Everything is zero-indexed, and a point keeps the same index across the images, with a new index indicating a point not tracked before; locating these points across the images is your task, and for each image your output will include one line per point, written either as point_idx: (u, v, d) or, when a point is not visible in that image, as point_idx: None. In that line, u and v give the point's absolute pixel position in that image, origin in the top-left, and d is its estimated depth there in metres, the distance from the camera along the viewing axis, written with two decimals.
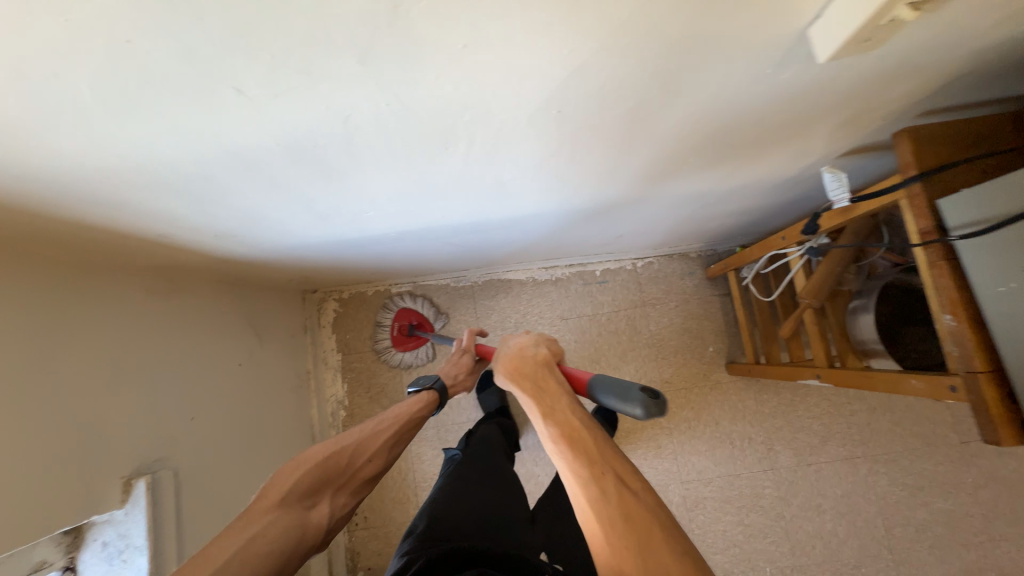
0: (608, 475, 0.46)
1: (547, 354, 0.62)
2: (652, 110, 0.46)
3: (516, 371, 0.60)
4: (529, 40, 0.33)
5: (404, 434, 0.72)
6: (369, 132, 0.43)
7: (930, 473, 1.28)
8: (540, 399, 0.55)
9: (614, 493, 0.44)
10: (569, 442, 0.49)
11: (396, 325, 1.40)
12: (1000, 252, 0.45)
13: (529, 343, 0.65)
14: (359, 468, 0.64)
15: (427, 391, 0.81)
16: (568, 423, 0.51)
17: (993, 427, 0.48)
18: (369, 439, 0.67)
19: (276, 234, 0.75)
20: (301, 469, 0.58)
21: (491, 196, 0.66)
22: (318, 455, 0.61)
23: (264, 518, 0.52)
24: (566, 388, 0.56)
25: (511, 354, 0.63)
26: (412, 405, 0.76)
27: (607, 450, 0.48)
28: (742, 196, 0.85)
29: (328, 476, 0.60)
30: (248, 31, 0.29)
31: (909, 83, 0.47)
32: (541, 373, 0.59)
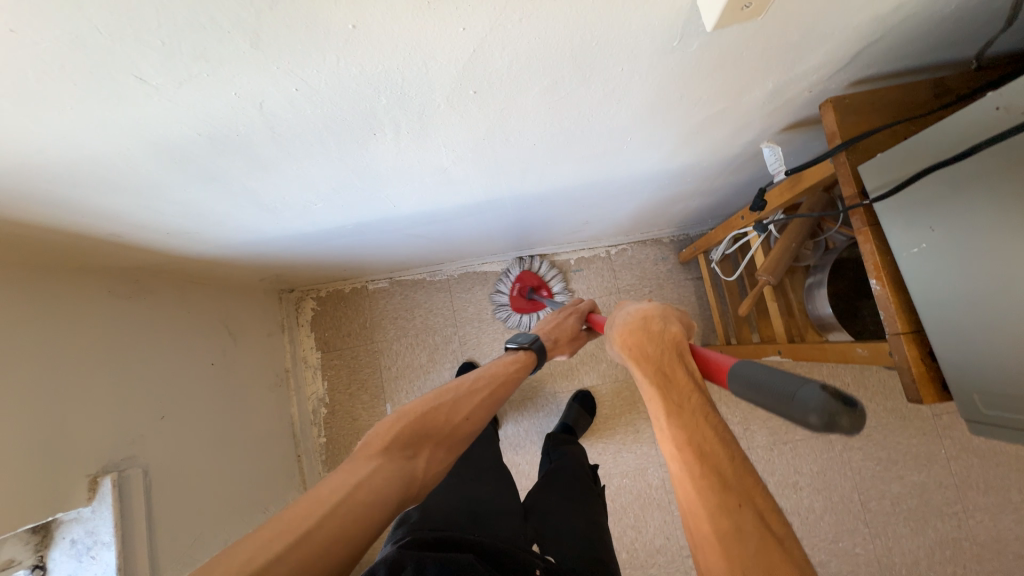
0: (745, 508, 0.40)
1: (678, 333, 0.51)
2: (573, 87, 0.47)
3: (640, 353, 0.49)
4: (420, 17, 0.34)
5: (500, 394, 0.71)
6: (288, 118, 0.44)
7: (904, 447, 1.29)
8: (664, 393, 0.45)
9: (752, 532, 0.38)
10: (701, 460, 0.41)
11: (516, 286, 1.36)
12: (911, 215, 0.47)
13: (657, 316, 0.53)
14: (455, 427, 0.64)
15: (524, 350, 0.79)
16: (703, 435, 0.42)
17: (915, 385, 0.50)
18: (465, 398, 0.66)
19: (230, 230, 0.75)
20: (403, 422, 0.59)
21: (440, 183, 0.67)
22: (416, 411, 0.62)
23: (369, 464, 0.54)
24: (699, 383, 0.46)
25: (636, 329, 0.52)
26: (504, 364, 0.74)
27: (745, 471, 0.42)
28: (696, 176, 0.86)
29: (427, 430, 0.61)
30: (134, 17, 0.29)
31: (821, 53, 0.48)
32: (670, 360, 0.48)
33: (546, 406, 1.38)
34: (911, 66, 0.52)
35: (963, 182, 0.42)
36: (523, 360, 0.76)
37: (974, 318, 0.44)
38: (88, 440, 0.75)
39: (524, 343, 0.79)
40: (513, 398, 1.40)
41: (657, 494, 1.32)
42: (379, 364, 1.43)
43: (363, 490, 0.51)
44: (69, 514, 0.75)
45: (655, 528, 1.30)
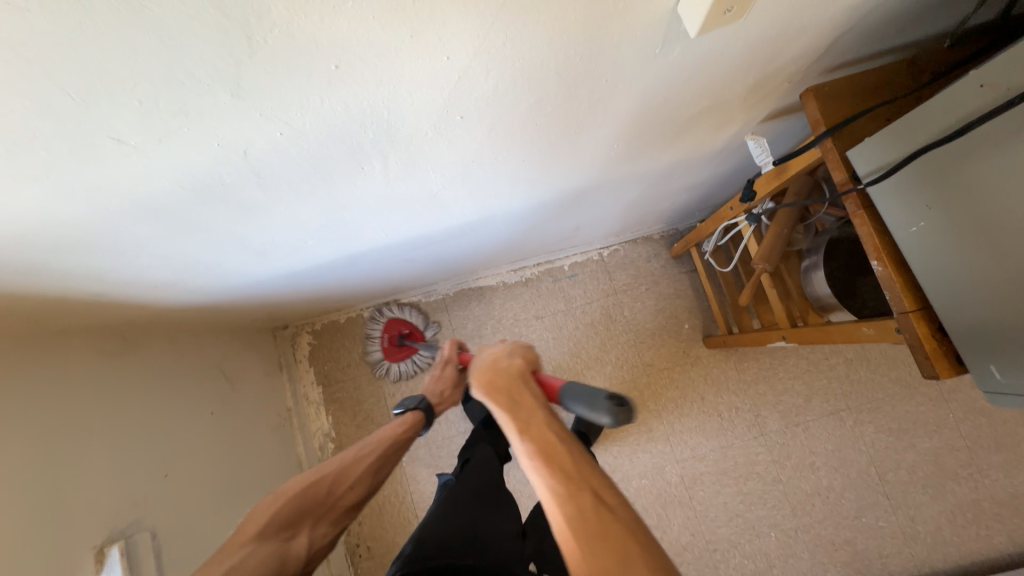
0: (586, 493, 0.40)
1: (520, 366, 0.56)
2: (557, 101, 0.47)
3: (490, 386, 0.54)
4: (401, 52, 0.33)
5: (392, 456, 0.70)
6: (273, 162, 0.42)
7: (913, 415, 1.30)
8: (514, 412, 0.49)
9: (592, 512, 0.38)
10: (548, 459, 0.43)
11: (385, 336, 1.35)
12: (907, 194, 0.47)
13: (505, 356, 0.59)
14: (338, 498, 0.63)
15: (412, 412, 0.75)
16: (545, 437, 0.45)
17: (929, 362, 0.50)
18: (351, 466, 0.65)
19: (221, 277, 0.74)
20: (279, 501, 0.58)
21: (429, 208, 0.66)
22: (294, 488, 0.60)
23: (238, 551, 0.51)
24: (543, 400, 0.50)
25: (486, 369, 0.57)
26: (396, 424, 0.73)
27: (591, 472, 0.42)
28: (682, 172, 0.86)
29: (308, 506, 0.59)
30: (106, 80, 0.28)
31: (799, 44, 0.48)
32: (515, 386, 0.53)
33: None
34: (885, 48, 0.53)
35: (958, 157, 0.43)
36: (413, 419, 0.74)
37: (981, 291, 0.44)
38: (89, 511, 0.72)
39: (410, 403, 0.76)
40: None
41: (678, 491, 1.31)
42: (383, 392, 1.41)
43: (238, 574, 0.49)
44: None
45: (679, 526, 1.29)
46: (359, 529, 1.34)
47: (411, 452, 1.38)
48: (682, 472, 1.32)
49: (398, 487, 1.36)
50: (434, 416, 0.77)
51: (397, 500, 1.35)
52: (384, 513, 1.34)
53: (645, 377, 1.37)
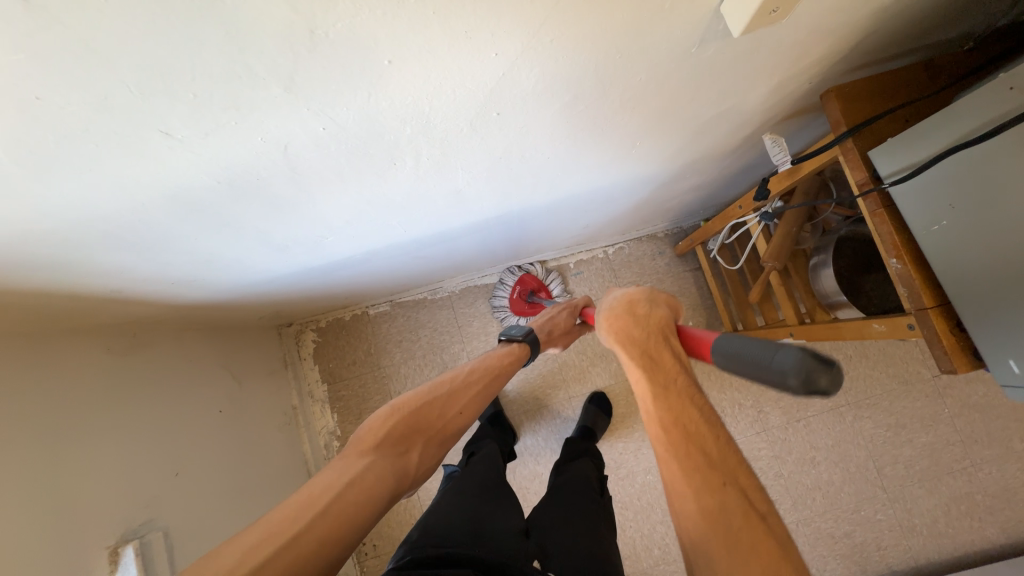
0: (731, 487, 0.41)
1: (664, 320, 0.54)
2: (591, 99, 0.47)
3: (625, 335, 0.53)
4: (453, 48, 0.33)
5: (491, 388, 0.72)
6: (311, 158, 0.42)
7: (910, 410, 1.34)
8: (652, 373, 0.48)
9: (738, 509, 0.40)
10: (687, 437, 0.44)
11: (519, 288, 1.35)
12: (929, 194, 0.48)
13: (643, 299, 0.58)
14: (446, 421, 0.65)
15: (518, 343, 0.80)
16: (685, 412, 0.45)
17: (947, 356, 0.51)
18: (456, 394, 0.67)
19: (238, 273, 0.73)
20: (395, 418, 0.61)
21: (453, 204, 0.66)
22: (407, 408, 0.63)
23: (360, 461, 0.55)
24: (684, 364, 0.50)
25: (623, 314, 0.56)
26: (501, 354, 0.77)
27: (727, 449, 0.44)
28: (694, 171, 0.87)
29: (419, 425, 0.62)
30: (165, 73, 0.28)
31: (825, 46, 0.49)
32: (655, 343, 0.51)
33: (562, 413, 1.37)
34: (903, 51, 0.55)
35: None
36: (516, 356, 0.77)
37: (1001, 288, 0.45)
38: (103, 509, 0.71)
39: (522, 334, 0.81)
40: (528, 408, 1.39)
41: None
42: (389, 389, 1.40)
43: (358, 484, 0.52)
44: None
45: None
46: None
47: None
48: None
49: None
50: (535, 350, 0.82)
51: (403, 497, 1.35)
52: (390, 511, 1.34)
53: None
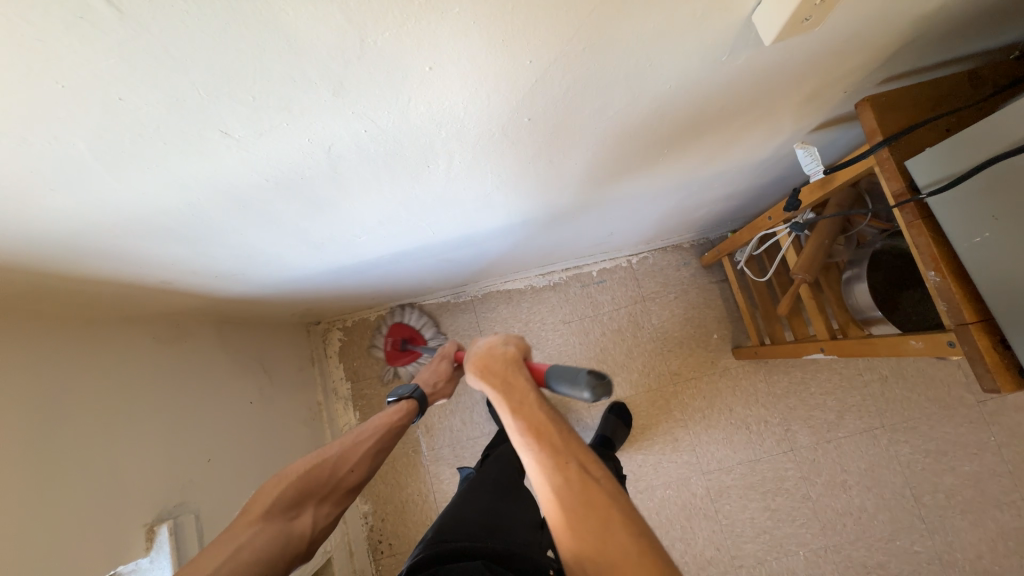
0: (572, 465, 0.51)
1: (515, 351, 0.66)
2: (620, 105, 0.48)
3: (487, 369, 0.63)
4: (490, 55, 0.35)
5: (387, 441, 0.76)
6: (351, 158, 0.45)
7: (952, 436, 1.27)
8: (507, 394, 0.59)
9: (577, 480, 0.50)
10: (537, 436, 0.54)
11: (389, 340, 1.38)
12: (969, 206, 0.47)
13: (500, 344, 0.68)
14: (339, 479, 0.68)
15: (406, 401, 0.79)
16: (535, 417, 0.56)
17: (991, 375, 0.49)
18: (351, 449, 0.71)
19: (274, 270, 0.77)
20: (286, 481, 0.63)
21: (478, 208, 0.68)
22: (301, 468, 0.66)
23: (248, 530, 0.57)
24: (533, 384, 0.61)
25: (483, 354, 0.66)
26: (390, 413, 0.78)
27: (569, 443, 0.54)
28: (723, 181, 0.87)
29: (312, 487, 0.65)
30: (231, 78, 0.31)
31: (860, 56, 0.49)
32: (510, 371, 0.62)
33: (580, 422, 1.37)
34: (944, 61, 0.54)
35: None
36: (407, 409, 0.77)
37: None
38: (140, 488, 0.75)
39: (405, 393, 0.80)
40: None
41: (703, 503, 1.30)
42: None
43: (245, 551, 0.54)
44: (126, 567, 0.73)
45: (705, 539, 1.27)
46: (382, 525, 1.36)
47: (435, 451, 1.39)
48: (708, 484, 1.30)
49: (421, 486, 1.37)
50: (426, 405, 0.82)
51: (421, 498, 1.37)
52: (407, 510, 1.36)
53: (671, 386, 1.36)
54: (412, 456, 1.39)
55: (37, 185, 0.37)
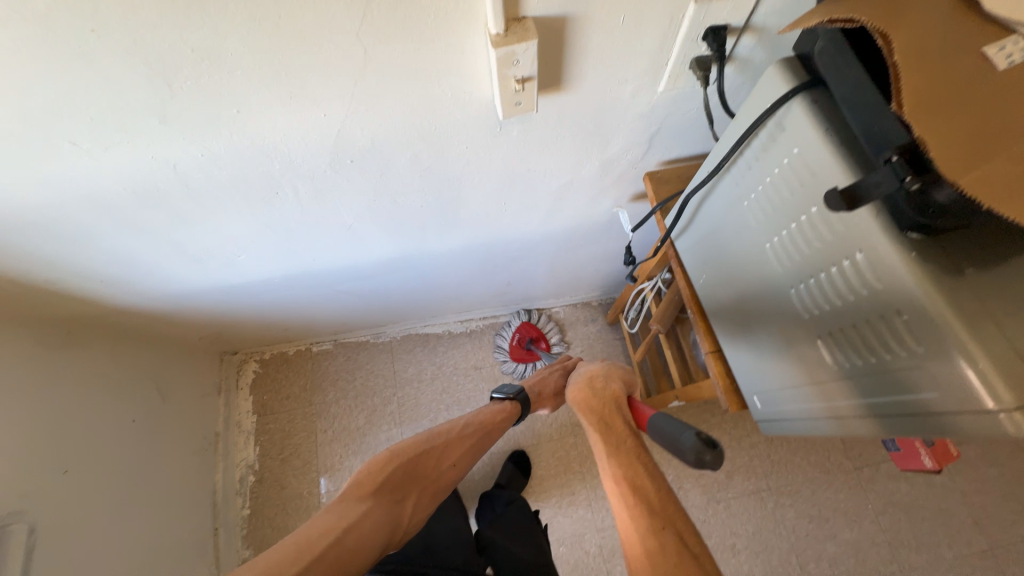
0: (668, 529, 0.52)
1: (616, 389, 0.72)
2: (434, 158, 0.61)
3: (586, 406, 0.70)
4: (282, 105, 0.47)
5: (481, 447, 0.84)
6: (198, 177, 0.55)
7: (832, 502, 1.31)
8: (606, 437, 0.64)
9: (671, 547, 0.50)
10: (631, 488, 0.56)
11: (517, 335, 1.45)
12: (698, 246, 0.56)
13: (602, 377, 0.75)
14: (440, 471, 0.78)
15: (510, 401, 0.87)
16: (633, 469, 0.58)
17: (723, 395, 0.58)
18: (451, 446, 0.80)
19: (162, 281, 0.83)
20: (398, 462, 0.73)
21: (350, 239, 0.79)
22: (407, 455, 0.75)
23: (362, 504, 0.67)
24: (632, 430, 0.64)
25: (585, 388, 0.74)
26: (494, 409, 0.87)
27: (666, 500, 0.55)
28: (588, 241, 1.00)
29: (415, 475, 0.75)
30: (66, 99, 0.42)
31: (620, 138, 0.63)
32: (608, 412, 0.68)
33: (482, 469, 1.37)
34: (701, 151, 0.69)
35: (714, 219, 0.51)
36: (509, 413, 0.85)
37: (745, 334, 0.51)
38: None
39: (511, 393, 0.88)
40: None
41: (595, 563, 1.27)
42: (315, 427, 1.43)
43: (359, 525, 0.64)
44: None
45: None
46: None
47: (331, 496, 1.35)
48: (601, 542, 1.29)
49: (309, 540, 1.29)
50: (528, 408, 0.88)
51: None
52: None
53: (573, 437, 1.39)
54: (306, 498, 1.36)
55: None
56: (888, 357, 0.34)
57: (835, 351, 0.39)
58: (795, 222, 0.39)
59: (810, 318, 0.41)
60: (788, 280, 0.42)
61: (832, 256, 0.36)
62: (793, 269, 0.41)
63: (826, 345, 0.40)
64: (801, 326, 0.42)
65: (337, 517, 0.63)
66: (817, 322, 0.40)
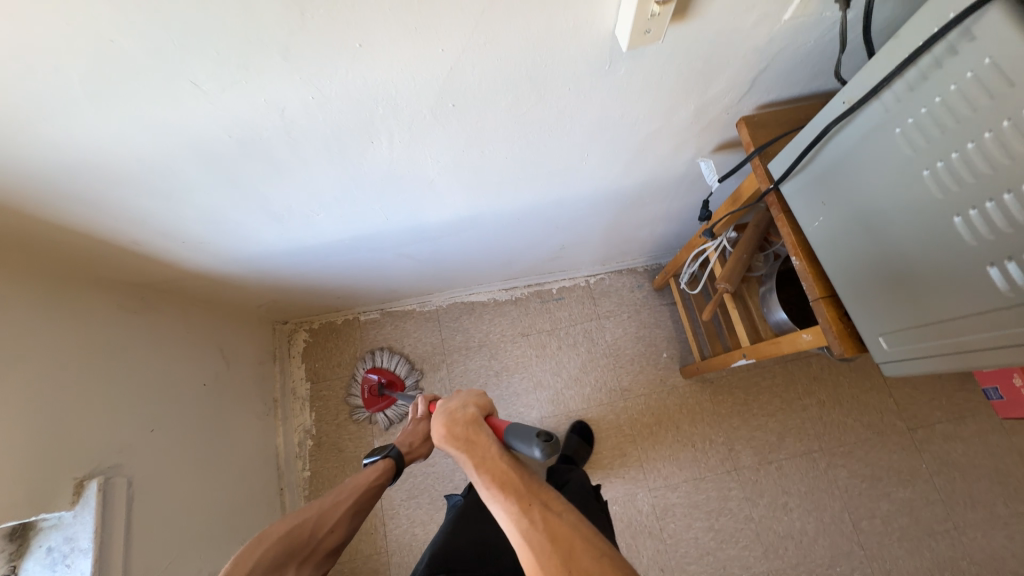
0: (535, 505, 0.50)
1: (474, 412, 0.65)
2: (534, 104, 0.59)
3: (449, 434, 0.61)
4: (408, 37, 0.45)
5: (363, 501, 0.78)
6: (302, 124, 0.54)
7: (886, 462, 1.31)
8: (472, 451, 0.57)
9: (540, 519, 0.48)
10: (502, 486, 0.52)
11: (366, 385, 1.41)
12: (814, 188, 0.55)
13: (459, 407, 0.66)
14: (318, 542, 0.70)
15: (384, 460, 0.85)
16: (498, 468, 0.54)
17: (836, 340, 0.57)
18: (327, 513, 0.73)
19: (240, 242, 0.84)
20: (263, 547, 0.65)
21: (425, 196, 0.78)
22: (276, 534, 0.67)
23: None
24: (494, 438, 0.60)
25: (444, 420, 0.63)
26: (367, 473, 0.82)
27: (529, 482, 0.53)
28: (656, 199, 0.98)
29: (290, 552, 0.67)
30: (201, 30, 0.41)
31: (726, 78, 0.61)
32: (472, 431, 0.61)
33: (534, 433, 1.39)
34: (804, 92, 0.66)
35: (847, 153, 0.50)
36: (382, 468, 0.83)
37: (877, 272, 0.50)
38: (80, 442, 0.77)
39: (383, 453, 0.86)
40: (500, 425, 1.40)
41: (648, 521, 1.30)
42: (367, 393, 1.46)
43: None
44: (50, 518, 0.75)
45: (648, 558, 1.27)
46: None
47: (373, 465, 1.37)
48: (653, 501, 1.31)
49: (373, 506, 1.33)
50: (403, 463, 0.87)
51: None
52: None
53: (622, 402, 1.41)
54: (363, 461, 1.40)
55: (35, 113, 0.45)
56: None
57: (1013, 274, 0.39)
58: (975, 140, 0.38)
59: (981, 244, 0.40)
60: (954, 204, 0.41)
61: None
62: (964, 193, 0.40)
63: (999, 271, 0.40)
64: (966, 253, 0.42)
65: None
66: (991, 246, 0.40)
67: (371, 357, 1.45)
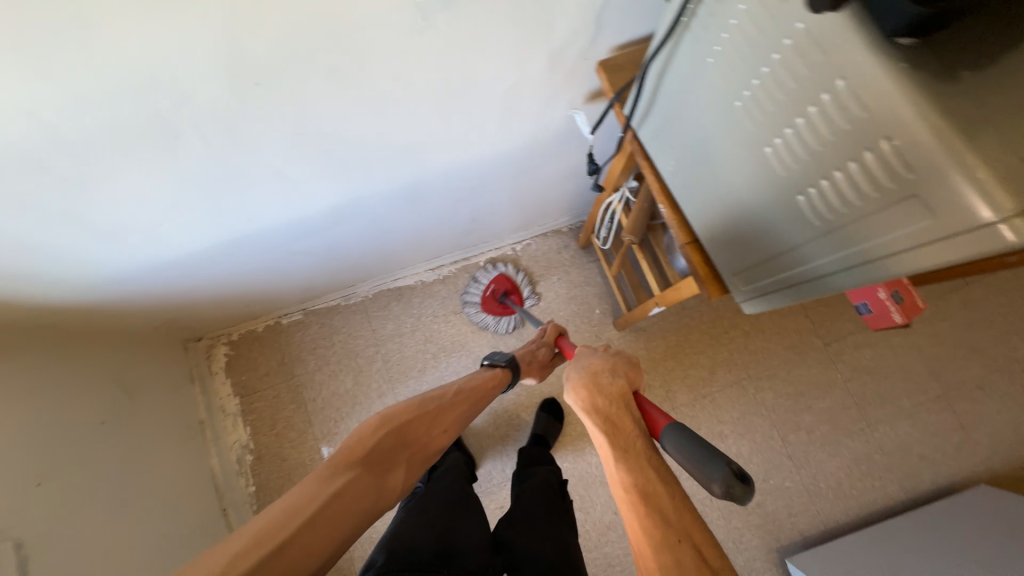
0: (684, 544, 0.44)
1: (623, 386, 0.58)
2: (354, 72, 0.53)
3: (590, 404, 0.57)
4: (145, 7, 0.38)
5: (473, 408, 0.83)
6: (73, 123, 0.46)
7: (807, 378, 1.41)
8: (613, 438, 0.52)
9: (691, 567, 0.42)
10: (643, 498, 0.46)
11: (491, 287, 1.41)
12: (670, 128, 0.57)
13: (607, 373, 0.60)
14: (432, 436, 0.74)
15: (501, 368, 0.91)
16: (645, 472, 0.48)
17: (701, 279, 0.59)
18: (443, 410, 0.77)
19: (86, 267, 0.75)
20: (388, 425, 0.69)
21: (284, 186, 0.71)
22: (398, 417, 0.71)
23: (351, 471, 0.61)
24: (641, 430, 0.54)
25: (587, 383, 0.59)
26: (486, 377, 0.88)
27: (683, 507, 0.46)
28: (550, 157, 0.94)
29: (409, 438, 0.71)
30: None
31: (565, 19, 0.56)
32: (616, 409, 0.56)
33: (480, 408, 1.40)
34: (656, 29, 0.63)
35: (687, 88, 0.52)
36: (498, 377, 0.88)
37: (724, 207, 0.53)
38: None
39: (502, 361, 0.91)
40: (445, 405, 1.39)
41: (598, 471, 1.35)
42: (302, 397, 1.41)
43: (342, 496, 0.57)
44: None
45: (602, 505, 1.32)
46: None
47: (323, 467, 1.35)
48: None
49: None
50: (516, 374, 0.93)
51: None
52: None
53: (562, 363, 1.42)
54: (310, 466, 1.36)
55: None
56: (868, 187, 0.37)
57: (823, 194, 0.41)
58: (770, 65, 0.41)
59: (792, 167, 0.43)
60: (767, 130, 0.44)
61: (812, 92, 0.38)
62: (773, 118, 0.43)
63: (811, 193, 0.42)
64: (785, 178, 0.44)
65: (313, 489, 0.56)
66: (802, 170, 0.42)
67: (485, 269, 1.43)
